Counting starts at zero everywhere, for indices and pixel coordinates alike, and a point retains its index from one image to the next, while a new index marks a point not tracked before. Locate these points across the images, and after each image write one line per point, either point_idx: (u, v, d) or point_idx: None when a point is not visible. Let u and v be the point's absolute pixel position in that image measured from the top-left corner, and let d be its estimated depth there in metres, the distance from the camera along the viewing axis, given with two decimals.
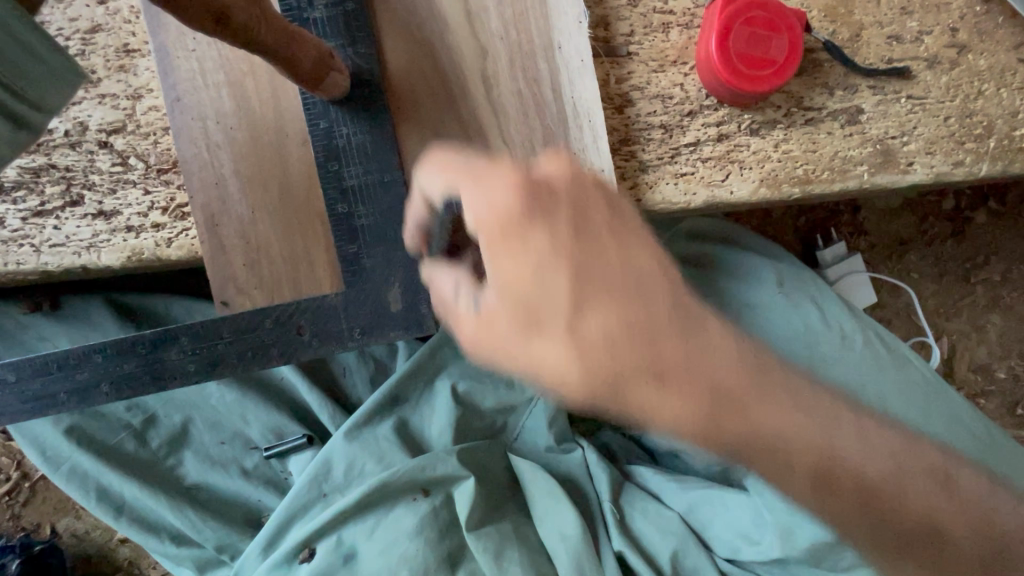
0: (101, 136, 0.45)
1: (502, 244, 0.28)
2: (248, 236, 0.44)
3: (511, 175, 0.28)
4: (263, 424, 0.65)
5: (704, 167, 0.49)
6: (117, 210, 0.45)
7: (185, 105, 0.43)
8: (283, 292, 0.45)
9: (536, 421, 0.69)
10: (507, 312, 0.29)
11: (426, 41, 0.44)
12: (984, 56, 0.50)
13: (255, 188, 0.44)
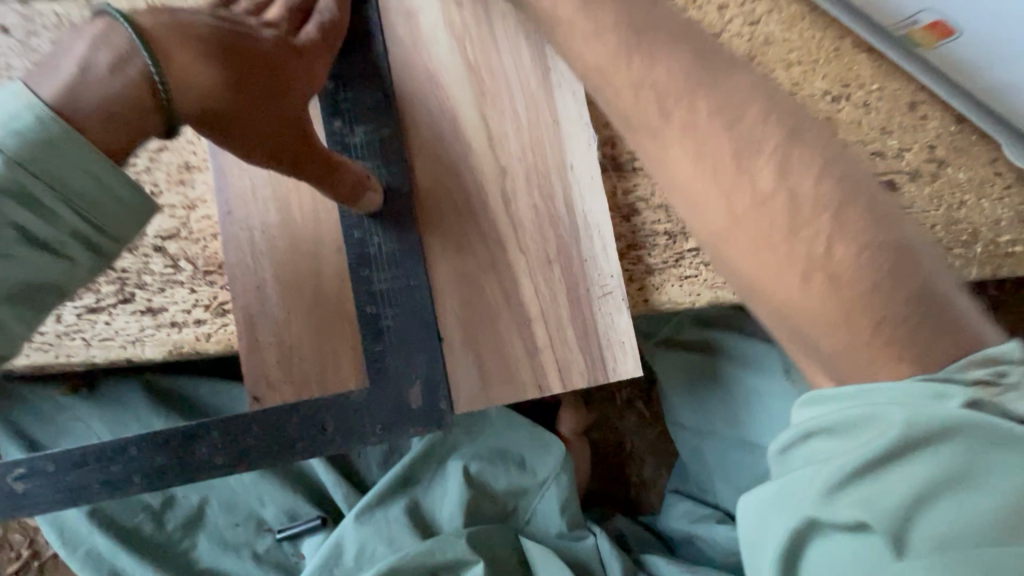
0: (157, 241, 0.50)
1: None
2: (282, 334, 0.47)
3: None
4: (279, 503, 0.67)
5: (706, 270, 0.52)
6: (163, 307, 0.49)
7: (235, 217, 0.48)
8: (311, 389, 0.48)
9: (548, 505, 0.69)
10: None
11: (449, 159, 0.49)
12: (962, 170, 0.55)
13: (291, 291, 0.48)
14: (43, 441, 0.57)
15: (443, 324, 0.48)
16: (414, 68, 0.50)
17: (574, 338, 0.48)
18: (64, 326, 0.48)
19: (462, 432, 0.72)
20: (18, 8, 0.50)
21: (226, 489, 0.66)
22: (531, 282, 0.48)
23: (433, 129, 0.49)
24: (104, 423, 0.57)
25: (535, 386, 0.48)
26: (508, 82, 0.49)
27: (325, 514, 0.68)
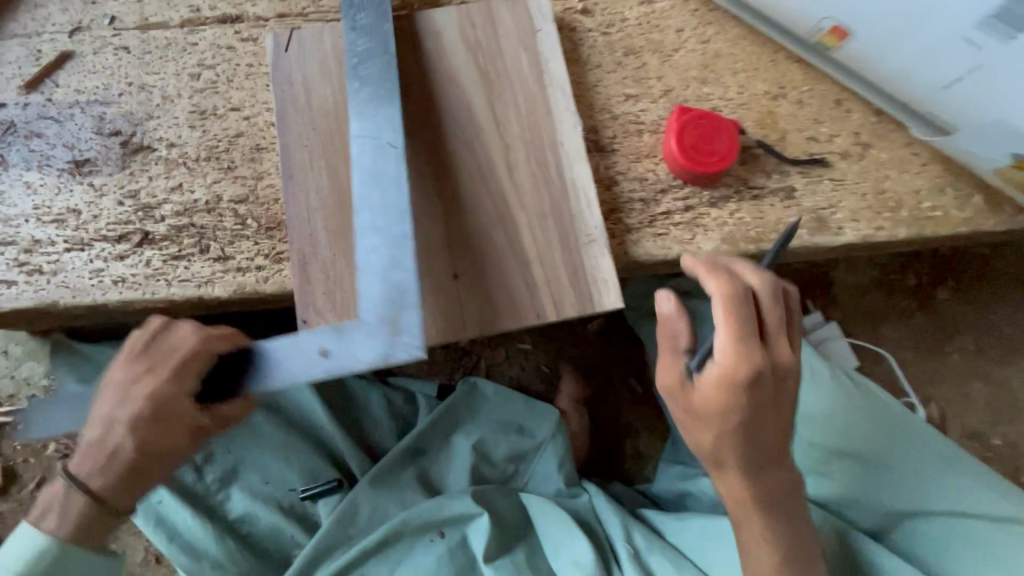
0: (232, 205, 0.62)
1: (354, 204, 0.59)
2: (329, 272, 0.58)
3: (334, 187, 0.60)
4: (302, 466, 0.74)
5: (676, 229, 0.63)
6: (233, 256, 0.60)
7: (296, 181, 0.60)
8: (349, 314, 0.57)
9: (546, 466, 0.77)
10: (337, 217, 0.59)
11: (466, 137, 0.62)
12: (884, 150, 0.67)
13: (337, 239, 0.59)
14: None
15: (458, 266, 0.58)
16: (438, 72, 0.63)
17: (565, 277, 0.58)
18: (146, 273, 0.59)
19: (465, 411, 0.80)
20: (139, 35, 0.66)
21: (258, 446, 0.74)
22: (529, 232, 0.59)
23: (453, 115, 0.62)
24: None
25: (534, 315, 0.57)
26: (511, 83, 0.63)
27: (341, 477, 0.75)
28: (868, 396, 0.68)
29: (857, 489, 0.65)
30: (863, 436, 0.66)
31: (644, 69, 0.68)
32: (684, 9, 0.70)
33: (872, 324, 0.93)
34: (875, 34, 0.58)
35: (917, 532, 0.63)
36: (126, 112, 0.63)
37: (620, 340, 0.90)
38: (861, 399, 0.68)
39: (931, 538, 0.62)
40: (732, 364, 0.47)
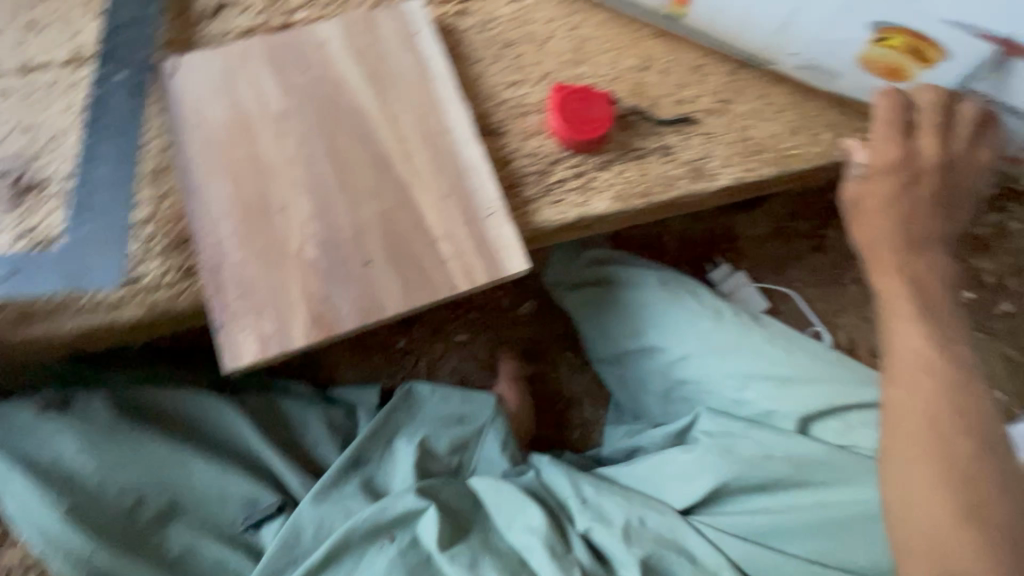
0: (134, 228, 0.62)
1: (261, 208, 0.62)
2: (241, 276, 0.60)
3: (241, 195, 0.62)
4: (242, 495, 0.73)
5: (571, 194, 0.69)
6: (142, 276, 0.61)
7: (199, 195, 0.62)
8: (268, 313, 0.59)
9: (489, 448, 0.80)
10: (244, 223, 0.61)
11: (363, 134, 0.65)
12: (744, 104, 0.75)
13: (246, 244, 0.61)
14: (21, 449, 0.69)
15: (369, 252, 0.61)
16: (327, 79, 0.67)
17: (473, 249, 0.62)
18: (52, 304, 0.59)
19: (404, 415, 0.81)
20: (23, 78, 0.66)
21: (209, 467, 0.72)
22: (429, 214, 0.63)
23: (348, 116, 0.66)
24: (78, 431, 0.70)
25: (448, 289, 0.61)
26: (399, 82, 0.67)
27: (283, 500, 0.74)
28: (795, 341, 0.75)
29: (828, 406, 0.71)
30: (808, 368, 0.73)
31: (523, 58, 0.74)
32: (551, 3, 0.76)
33: (778, 268, 1.01)
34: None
35: (825, 431, 0.71)
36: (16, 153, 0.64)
37: (554, 316, 0.94)
38: (794, 345, 0.75)
39: (835, 431, 0.71)
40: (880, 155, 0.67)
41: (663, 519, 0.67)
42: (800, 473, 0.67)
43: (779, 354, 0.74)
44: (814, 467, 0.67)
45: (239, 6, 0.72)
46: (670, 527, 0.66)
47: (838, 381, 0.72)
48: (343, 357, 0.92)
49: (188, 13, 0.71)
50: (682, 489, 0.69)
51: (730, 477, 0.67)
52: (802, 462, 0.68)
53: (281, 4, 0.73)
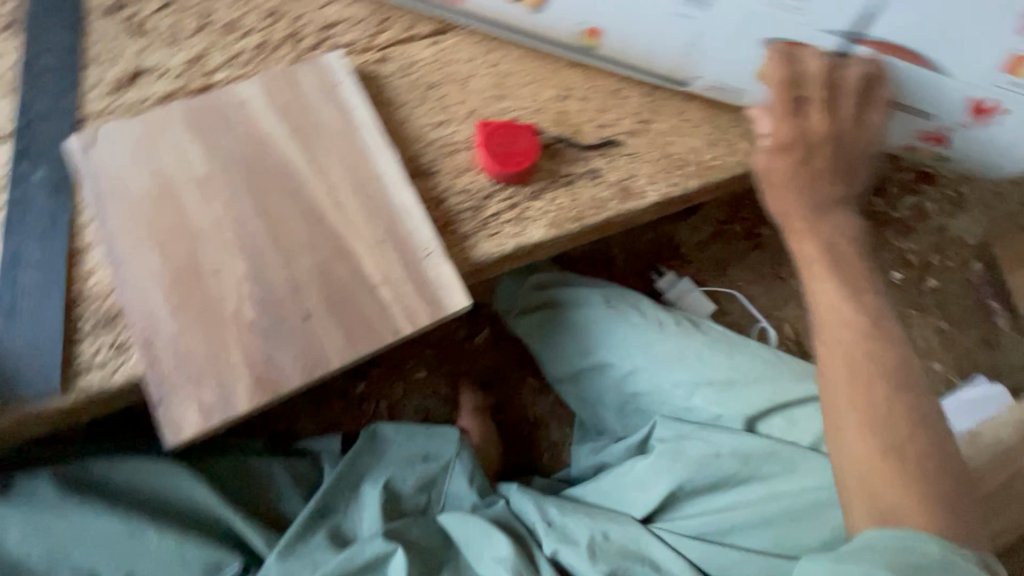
0: (64, 307, 0.61)
1: (191, 275, 0.61)
2: (175, 344, 0.59)
3: (171, 264, 0.61)
4: (200, 561, 0.69)
5: (507, 226, 0.70)
6: (75, 356, 0.60)
7: (126, 267, 0.61)
8: (207, 379, 0.58)
9: (457, 482, 0.79)
10: (176, 292, 0.60)
11: (292, 188, 0.65)
12: (663, 122, 0.78)
13: (179, 312, 0.60)
14: None
15: (308, 306, 0.61)
16: (250, 137, 0.67)
17: (413, 291, 0.63)
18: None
19: (370, 458, 0.80)
20: None
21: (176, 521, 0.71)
22: (366, 260, 0.63)
23: (275, 171, 0.66)
24: (22, 519, 0.66)
25: (390, 333, 0.61)
26: (324, 134, 0.68)
27: (248, 562, 0.72)
28: (737, 344, 0.79)
29: (776, 401, 0.73)
30: (752, 368, 0.76)
31: (447, 98, 0.76)
32: (469, 42, 0.78)
33: (721, 270, 1.05)
34: (614, 23, 0.70)
35: (772, 429, 0.73)
36: None
37: (511, 342, 0.96)
38: (737, 348, 0.78)
39: (781, 429, 0.73)
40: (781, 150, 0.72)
41: (626, 530, 0.69)
42: (746, 467, 0.69)
43: (724, 358, 0.77)
44: (761, 460, 0.69)
45: (157, 72, 0.72)
46: (635, 538, 0.68)
47: (784, 378, 0.75)
48: (302, 411, 0.91)
49: (104, 85, 0.71)
50: (640, 497, 0.72)
51: (684, 478, 0.69)
52: (754, 454, 0.70)
53: (198, 66, 0.73)
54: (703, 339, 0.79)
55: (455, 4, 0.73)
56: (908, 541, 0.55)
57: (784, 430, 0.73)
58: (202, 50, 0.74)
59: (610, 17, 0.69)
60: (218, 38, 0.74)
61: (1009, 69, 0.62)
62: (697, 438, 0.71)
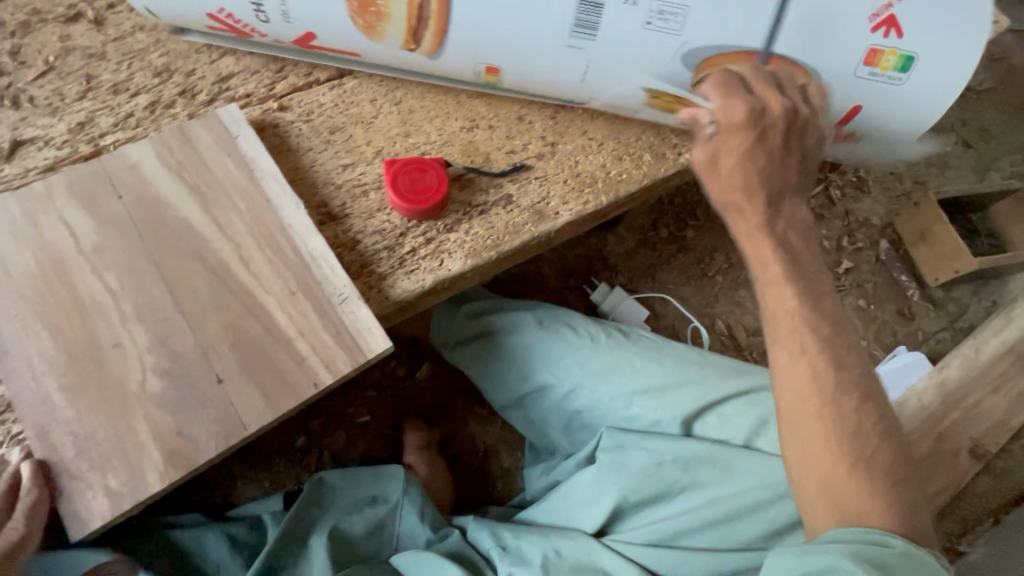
0: None
1: (86, 353, 0.58)
2: (76, 430, 0.56)
3: (62, 344, 0.58)
4: None
5: (424, 261, 0.70)
6: None
7: (12, 353, 0.58)
8: (113, 462, 0.55)
9: (408, 521, 0.78)
10: (71, 373, 0.57)
11: (191, 246, 0.63)
12: (569, 142, 0.80)
13: (78, 394, 0.57)
14: None
15: (220, 369, 0.59)
16: (142, 200, 0.64)
17: (330, 338, 0.61)
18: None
19: (315, 508, 0.77)
20: None
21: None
22: (276, 314, 0.61)
23: (173, 231, 0.63)
24: None
25: (309, 383, 0.59)
26: (222, 188, 0.66)
27: None
28: (667, 349, 0.82)
29: (709, 401, 0.75)
30: (683, 371, 0.78)
31: (352, 140, 0.75)
32: (371, 82, 0.79)
33: (651, 275, 1.08)
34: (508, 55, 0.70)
35: (707, 429, 0.75)
36: None
37: (453, 373, 0.95)
38: (667, 353, 0.81)
39: (715, 427, 0.75)
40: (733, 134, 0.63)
41: (576, 544, 0.69)
42: (686, 473, 0.70)
43: (655, 364, 0.79)
44: (697, 463, 0.71)
45: (39, 142, 0.69)
46: (586, 552, 0.68)
47: (713, 377, 0.78)
48: (240, 473, 0.87)
49: None
50: (586, 512, 0.72)
51: (623, 489, 0.70)
52: (690, 457, 0.71)
53: (84, 132, 0.70)
54: (635, 347, 0.81)
55: (355, 56, 0.74)
56: (882, 538, 0.55)
57: (717, 429, 0.75)
58: (88, 114, 0.71)
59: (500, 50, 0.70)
60: (105, 100, 0.72)
61: (867, 62, 0.66)
62: (637, 445, 0.73)
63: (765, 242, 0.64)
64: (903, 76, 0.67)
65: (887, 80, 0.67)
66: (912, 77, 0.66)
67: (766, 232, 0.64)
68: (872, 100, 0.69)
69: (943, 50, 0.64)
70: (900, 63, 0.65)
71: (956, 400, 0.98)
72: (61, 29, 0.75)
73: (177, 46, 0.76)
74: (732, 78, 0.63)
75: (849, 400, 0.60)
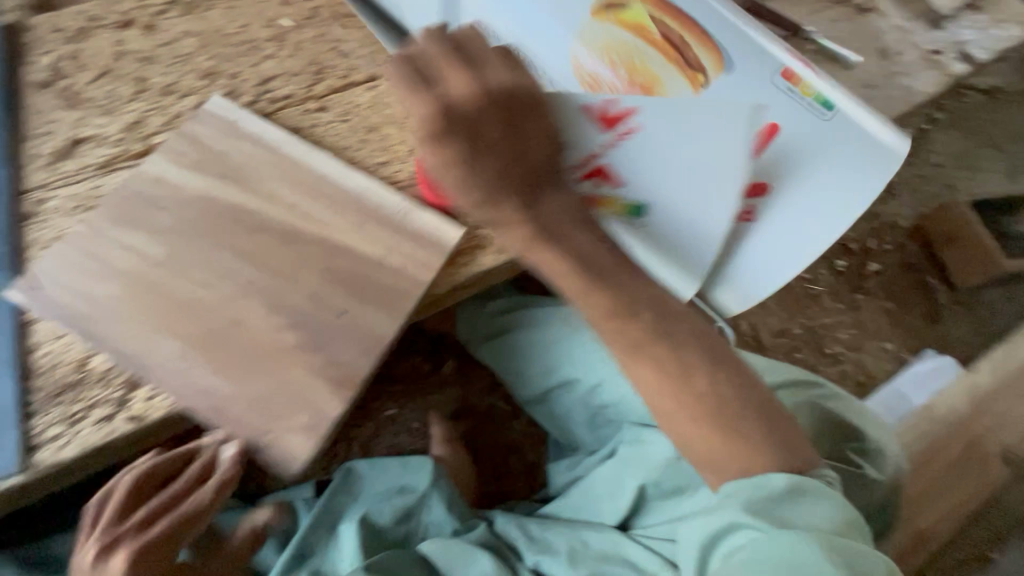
0: (67, 360, 0.61)
1: (173, 328, 0.61)
2: (179, 394, 0.59)
3: (142, 321, 0.61)
4: None
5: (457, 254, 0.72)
6: (79, 410, 0.60)
7: (99, 335, 0.61)
8: (228, 416, 0.59)
9: (435, 511, 0.79)
10: (170, 343, 0.60)
11: (234, 237, 0.65)
12: None
13: (151, 371, 0.60)
14: None
15: (298, 336, 0.62)
16: (189, 194, 0.67)
17: (366, 326, 0.63)
18: (169, 496, 0.59)
19: (346, 497, 0.81)
20: None
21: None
22: (313, 302, 0.63)
23: (218, 222, 0.66)
24: None
25: (349, 368, 0.61)
26: (265, 183, 0.69)
27: None
28: None
29: None
30: None
31: (387, 138, 0.78)
32: None
33: None
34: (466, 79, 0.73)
35: None
36: None
37: (477, 369, 0.97)
38: None
39: None
40: (465, 104, 0.55)
41: (602, 536, 0.70)
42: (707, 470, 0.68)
43: None
44: None
45: (96, 140, 0.73)
46: (615, 546, 0.69)
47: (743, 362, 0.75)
48: None
49: (41, 157, 0.71)
50: (611, 506, 0.73)
51: (645, 482, 0.71)
52: None
53: (136, 131, 0.74)
54: None
55: None
56: (764, 481, 0.55)
57: None
58: (140, 114, 0.75)
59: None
60: (155, 101, 0.76)
61: (787, 76, 0.60)
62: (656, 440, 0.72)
63: (542, 248, 0.59)
64: (828, 113, 0.59)
65: (810, 112, 0.60)
66: (835, 116, 0.59)
67: (541, 238, 0.59)
68: (787, 124, 0.62)
69: (861, 141, 0.59)
70: (819, 99, 0.60)
71: (987, 404, 0.96)
72: (114, 34, 0.79)
73: (223, 51, 0.80)
74: (456, 40, 0.57)
75: (687, 376, 0.59)
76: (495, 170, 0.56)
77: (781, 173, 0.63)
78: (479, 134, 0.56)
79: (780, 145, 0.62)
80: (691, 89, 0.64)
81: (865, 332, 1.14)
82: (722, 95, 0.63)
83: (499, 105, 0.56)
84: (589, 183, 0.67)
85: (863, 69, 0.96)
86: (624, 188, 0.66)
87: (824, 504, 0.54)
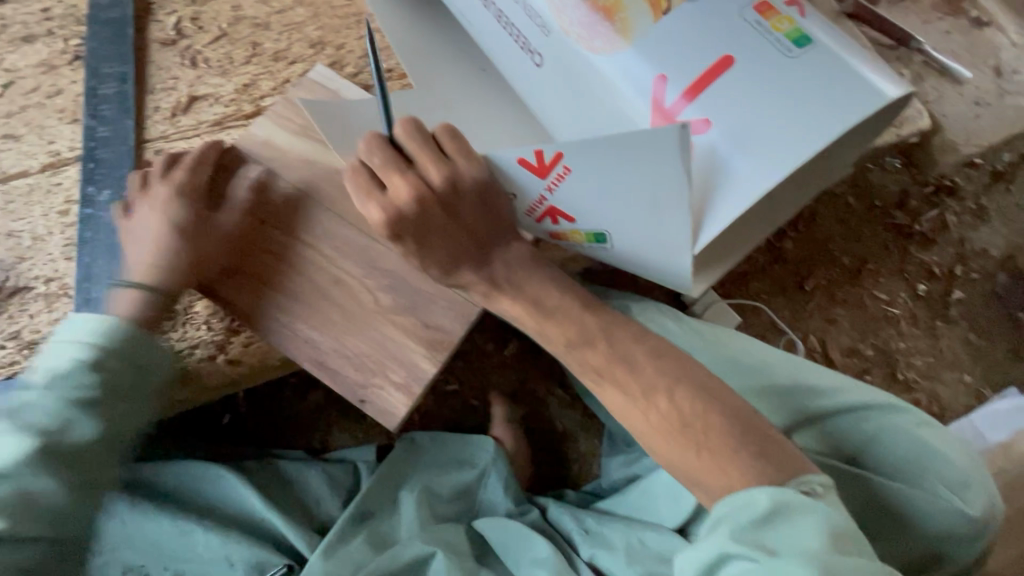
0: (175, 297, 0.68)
1: (273, 286, 0.65)
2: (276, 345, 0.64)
3: (245, 274, 0.65)
4: (247, 559, 0.70)
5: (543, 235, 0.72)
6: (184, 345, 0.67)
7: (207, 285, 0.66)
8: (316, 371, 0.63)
9: (492, 490, 0.80)
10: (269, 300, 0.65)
11: (334, 201, 0.68)
12: None
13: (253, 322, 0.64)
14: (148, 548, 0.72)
15: (389, 302, 0.64)
16: (293, 155, 0.70)
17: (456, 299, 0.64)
18: None
19: (405, 466, 0.82)
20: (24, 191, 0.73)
21: (122, 535, 0.72)
22: (406, 269, 0.65)
23: (320, 185, 0.68)
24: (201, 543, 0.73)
25: (436, 339, 0.64)
26: None
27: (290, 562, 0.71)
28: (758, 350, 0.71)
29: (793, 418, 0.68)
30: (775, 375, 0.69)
31: None
32: None
33: (743, 284, 1.07)
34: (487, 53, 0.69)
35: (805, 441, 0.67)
36: (39, 274, 0.70)
37: (538, 356, 0.97)
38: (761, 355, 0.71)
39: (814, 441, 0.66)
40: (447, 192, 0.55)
41: (661, 536, 0.69)
42: None
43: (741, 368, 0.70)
44: None
45: (211, 98, 0.77)
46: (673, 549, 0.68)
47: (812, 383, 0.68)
48: (336, 423, 0.97)
49: (162, 111, 0.76)
50: (671, 507, 0.72)
51: None
52: None
53: (248, 93, 0.78)
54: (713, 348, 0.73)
55: None
56: (747, 501, 0.46)
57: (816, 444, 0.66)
58: (251, 77, 0.78)
59: (452, 76, 0.67)
60: (265, 66, 0.79)
61: (760, 10, 0.54)
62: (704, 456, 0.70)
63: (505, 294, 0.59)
64: (796, 51, 0.52)
65: (777, 45, 0.52)
66: (805, 53, 0.52)
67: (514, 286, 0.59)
68: (749, 56, 0.53)
69: (834, 72, 0.51)
70: (795, 35, 0.53)
71: None
72: None
73: (332, 21, 0.82)
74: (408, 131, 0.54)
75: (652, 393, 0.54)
76: (451, 250, 0.57)
77: (739, 107, 0.52)
78: (433, 221, 0.55)
79: (736, 77, 0.52)
80: (651, 17, 0.56)
81: (941, 362, 1.09)
82: (682, 28, 0.55)
83: (444, 198, 0.54)
84: (546, 222, 0.60)
85: (975, 85, 0.91)
86: (580, 223, 0.57)
87: (810, 518, 0.44)
